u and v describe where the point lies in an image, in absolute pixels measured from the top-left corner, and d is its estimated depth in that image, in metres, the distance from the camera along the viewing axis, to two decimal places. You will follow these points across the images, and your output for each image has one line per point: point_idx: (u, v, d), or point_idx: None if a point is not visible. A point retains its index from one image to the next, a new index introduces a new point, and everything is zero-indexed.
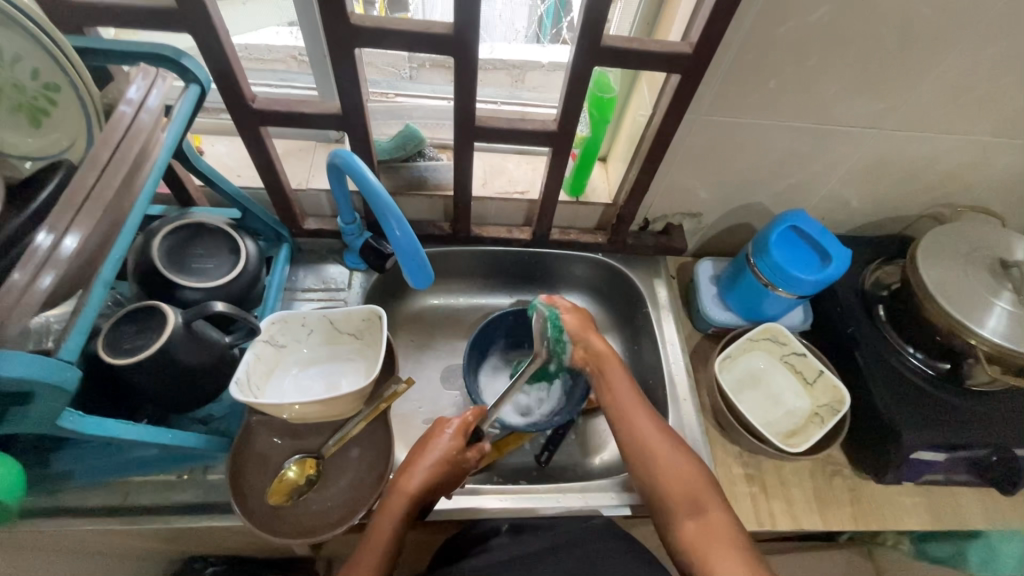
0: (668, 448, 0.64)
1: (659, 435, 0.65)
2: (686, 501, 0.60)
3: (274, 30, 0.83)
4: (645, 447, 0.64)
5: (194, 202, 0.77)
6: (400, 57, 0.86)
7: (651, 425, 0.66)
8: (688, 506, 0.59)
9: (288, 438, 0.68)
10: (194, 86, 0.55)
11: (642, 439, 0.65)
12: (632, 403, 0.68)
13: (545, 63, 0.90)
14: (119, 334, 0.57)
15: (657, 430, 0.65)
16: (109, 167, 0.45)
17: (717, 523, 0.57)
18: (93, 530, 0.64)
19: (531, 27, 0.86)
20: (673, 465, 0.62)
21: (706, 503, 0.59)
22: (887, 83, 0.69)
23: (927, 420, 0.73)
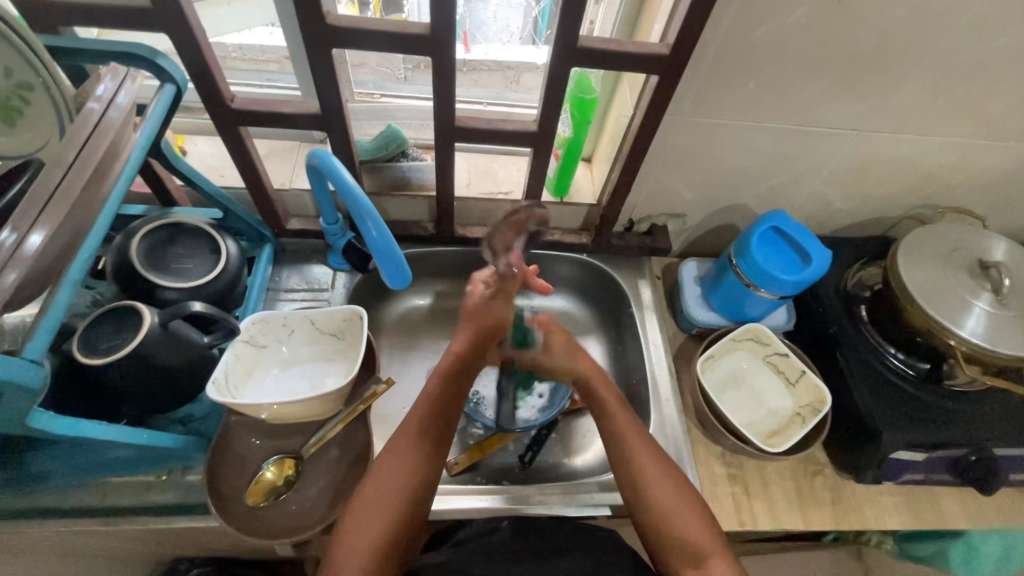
0: (676, 497, 0.62)
1: (664, 483, 0.63)
2: (688, 552, 0.59)
3: (267, 30, 0.83)
4: (650, 493, 0.62)
5: (174, 201, 0.77)
6: (395, 58, 0.85)
7: (656, 465, 0.64)
8: (690, 558, 0.59)
9: (267, 438, 0.68)
10: (171, 86, 0.55)
11: (648, 483, 0.63)
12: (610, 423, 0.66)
13: (539, 64, 0.90)
14: (96, 334, 0.57)
15: (661, 473, 0.64)
16: (76, 166, 0.45)
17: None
18: (70, 531, 0.63)
19: (526, 27, 0.87)
20: (681, 514, 0.61)
21: (710, 556, 0.58)
22: (865, 84, 0.69)
23: (906, 420, 0.73)
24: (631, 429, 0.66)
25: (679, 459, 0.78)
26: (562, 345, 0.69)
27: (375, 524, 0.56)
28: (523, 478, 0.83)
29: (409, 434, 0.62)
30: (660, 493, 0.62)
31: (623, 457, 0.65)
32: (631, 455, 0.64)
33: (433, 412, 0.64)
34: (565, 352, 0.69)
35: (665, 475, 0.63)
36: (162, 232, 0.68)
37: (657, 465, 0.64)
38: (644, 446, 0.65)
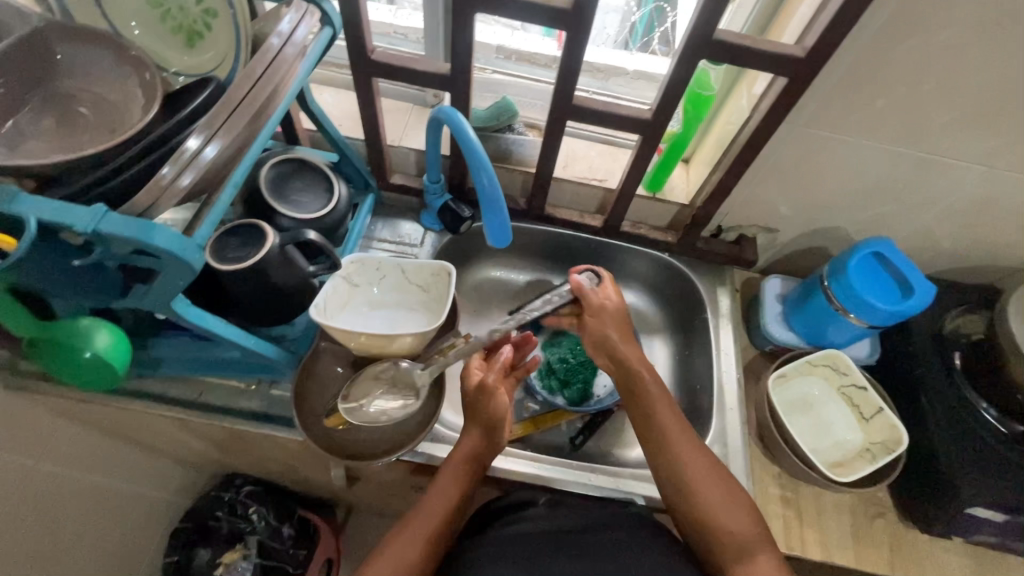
0: (722, 492, 0.62)
1: (711, 475, 0.63)
2: (732, 547, 0.59)
3: (373, 7, 0.89)
4: (697, 488, 0.63)
5: (298, 141, 0.83)
6: (487, 47, 0.89)
7: (700, 458, 0.64)
8: (735, 555, 0.59)
9: (349, 369, 0.73)
10: (328, 29, 0.59)
11: (696, 478, 0.63)
12: (670, 416, 0.67)
13: (630, 71, 0.90)
14: (226, 244, 0.63)
15: (706, 468, 0.64)
16: (258, 83, 0.50)
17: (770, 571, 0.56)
18: (169, 417, 0.70)
19: (621, 32, 0.89)
20: (724, 509, 0.61)
21: (755, 553, 0.58)
22: (1007, 118, 0.66)
23: (992, 479, 0.69)
24: (672, 419, 0.67)
25: (734, 470, 0.77)
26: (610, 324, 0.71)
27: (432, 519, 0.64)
28: (571, 459, 0.85)
29: (445, 490, 0.65)
30: (705, 485, 0.63)
31: (664, 447, 0.66)
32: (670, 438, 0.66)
33: (472, 427, 0.69)
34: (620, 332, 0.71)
35: (710, 467, 0.64)
36: (286, 166, 0.75)
37: (698, 454, 0.65)
38: (690, 443, 0.65)
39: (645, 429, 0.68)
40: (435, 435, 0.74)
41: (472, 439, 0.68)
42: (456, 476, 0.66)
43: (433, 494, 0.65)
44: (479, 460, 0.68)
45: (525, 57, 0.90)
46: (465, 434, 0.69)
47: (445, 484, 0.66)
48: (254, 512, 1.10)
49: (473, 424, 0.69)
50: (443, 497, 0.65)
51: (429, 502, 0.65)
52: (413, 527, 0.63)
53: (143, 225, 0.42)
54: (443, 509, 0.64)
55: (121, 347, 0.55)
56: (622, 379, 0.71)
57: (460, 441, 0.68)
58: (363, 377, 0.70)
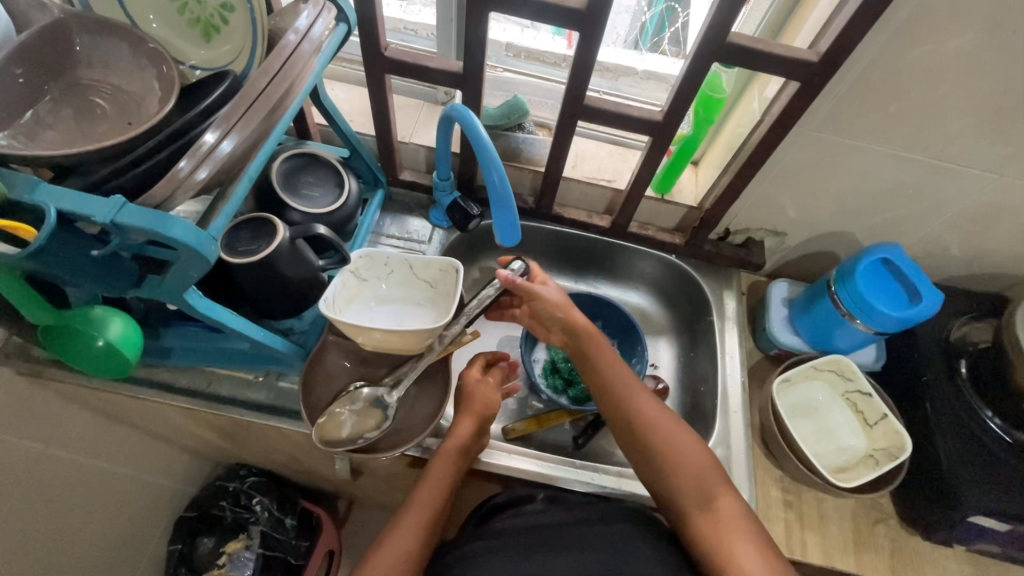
0: (679, 446, 0.65)
1: (672, 429, 0.67)
2: (694, 493, 0.63)
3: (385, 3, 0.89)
4: (660, 442, 0.66)
5: (310, 135, 0.84)
6: (497, 45, 0.89)
7: (657, 415, 0.67)
8: (697, 500, 0.63)
9: (356, 364, 0.73)
10: (343, 25, 0.59)
11: (659, 434, 0.66)
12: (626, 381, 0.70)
13: (639, 70, 0.90)
14: (237, 237, 0.64)
15: (663, 423, 0.67)
16: (275, 78, 0.50)
17: (728, 509, 0.61)
18: (178, 406, 0.71)
19: (632, 32, 0.89)
20: (681, 461, 0.65)
21: (715, 495, 0.62)
22: (1022, 126, 0.65)
23: (995, 488, 0.69)
24: (629, 381, 0.70)
25: (737, 472, 0.77)
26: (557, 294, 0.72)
27: (423, 511, 0.64)
28: (573, 458, 0.85)
29: (434, 482, 0.66)
30: (667, 440, 0.66)
31: (623, 410, 0.68)
32: (628, 398, 0.68)
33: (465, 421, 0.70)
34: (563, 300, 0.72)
35: (671, 423, 0.67)
36: (297, 161, 0.75)
37: (656, 411, 0.68)
38: (650, 403, 0.68)
39: (602, 393, 0.70)
40: (439, 430, 0.75)
41: (462, 430, 0.70)
42: (445, 469, 0.67)
43: (423, 488, 0.66)
44: (465, 453, 0.69)
45: (537, 54, 0.90)
46: (456, 428, 0.70)
47: (437, 476, 0.67)
48: (257, 503, 1.10)
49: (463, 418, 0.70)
50: (432, 490, 0.66)
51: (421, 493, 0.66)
52: (404, 522, 0.64)
53: (159, 217, 0.42)
54: (431, 502, 0.65)
55: (133, 336, 0.56)
56: (576, 348, 0.72)
57: (449, 434, 0.70)
58: (341, 399, 0.69)
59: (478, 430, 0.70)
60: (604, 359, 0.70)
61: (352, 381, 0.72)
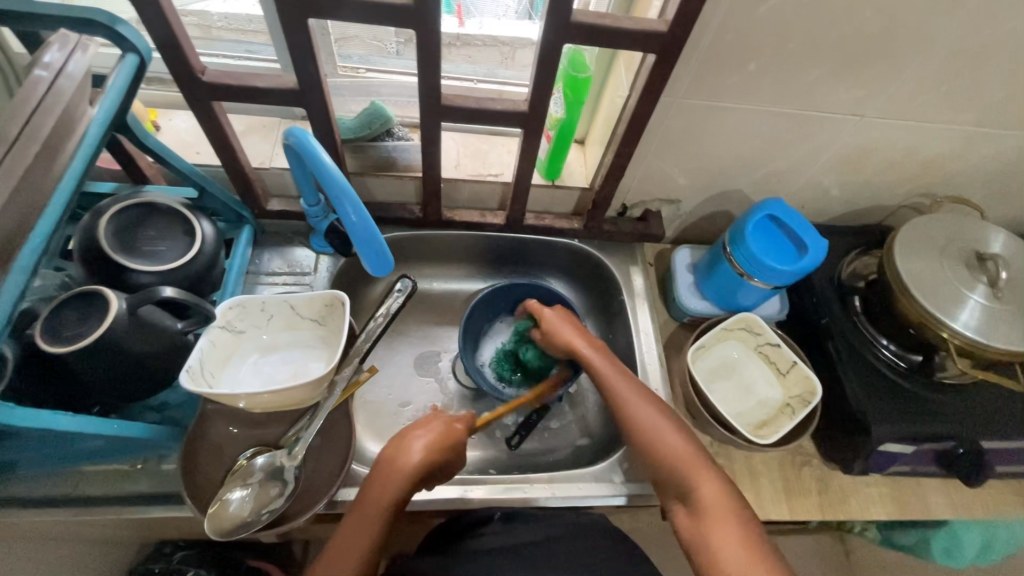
0: (673, 441, 0.61)
1: (656, 423, 0.62)
2: (676, 485, 0.60)
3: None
4: (643, 438, 0.62)
5: (147, 179, 0.74)
6: (386, 32, 0.79)
7: (649, 409, 0.64)
8: (679, 491, 0.59)
9: (245, 427, 0.66)
10: (132, 56, 0.52)
11: (644, 429, 0.63)
12: (624, 384, 0.66)
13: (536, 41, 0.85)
14: (59, 321, 0.54)
15: (653, 417, 0.63)
16: (18, 143, 0.43)
17: (709, 498, 0.57)
18: (40, 521, 0.62)
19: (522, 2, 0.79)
20: (672, 457, 0.60)
21: (695, 483, 0.58)
22: (871, 67, 0.66)
23: (897, 413, 0.73)
24: (619, 383, 0.66)
25: None
26: (555, 326, 0.74)
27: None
28: (510, 465, 0.81)
29: (356, 535, 0.55)
30: (653, 436, 0.62)
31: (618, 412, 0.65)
32: (618, 400, 0.65)
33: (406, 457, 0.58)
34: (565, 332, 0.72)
35: (656, 417, 0.63)
36: (132, 212, 0.65)
37: (642, 407, 0.64)
38: (633, 401, 0.64)
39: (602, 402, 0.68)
40: (354, 476, 0.69)
41: (390, 478, 0.57)
42: (370, 522, 0.56)
43: (339, 549, 0.55)
44: (397, 501, 0.57)
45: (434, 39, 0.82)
46: (389, 462, 0.58)
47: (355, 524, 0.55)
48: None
49: (395, 461, 0.58)
50: (351, 549, 0.54)
51: (336, 548, 0.55)
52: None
53: None
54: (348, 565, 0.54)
55: None
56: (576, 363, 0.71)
57: (376, 482, 0.57)
58: (231, 477, 0.62)
59: (418, 474, 0.58)
60: (601, 368, 0.68)
61: (242, 452, 0.65)
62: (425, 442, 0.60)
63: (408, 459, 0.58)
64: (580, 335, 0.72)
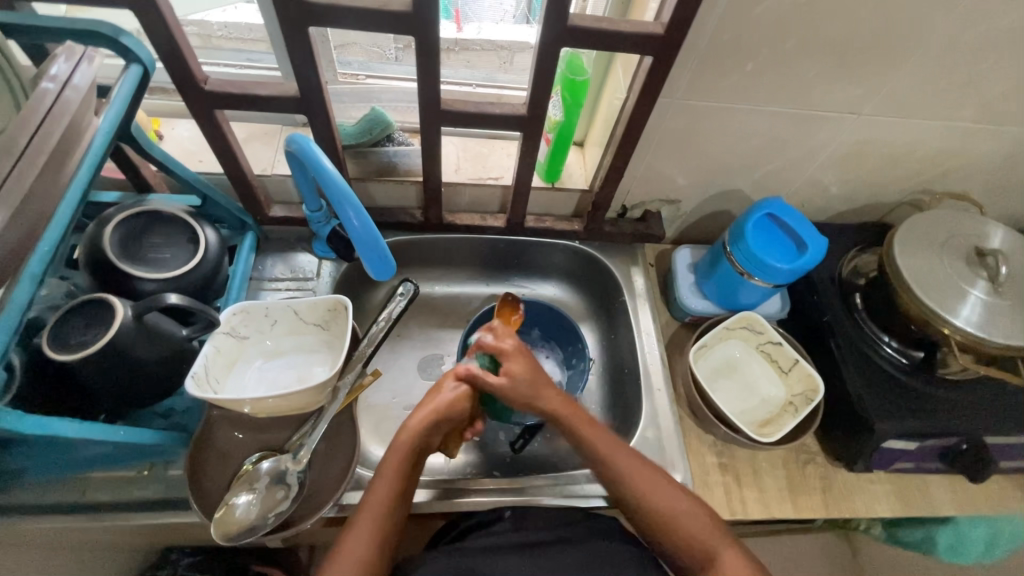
0: (685, 513, 0.61)
1: (664, 498, 0.62)
2: (695, 552, 0.60)
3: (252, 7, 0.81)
4: (655, 510, 0.62)
5: (151, 188, 0.74)
6: (385, 37, 0.83)
7: (653, 481, 0.63)
8: (698, 559, 0.60)
9: (251, 432, 0.67)
10: (136, 66, 0.52)
11: (652, 502, 0.62)
12: (621, 455, 0.64)
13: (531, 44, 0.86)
14: (67, 329, 0.55)
15: (660, 489, 0.62)
16: (28, 154, 0.43)
17: (734, 568, 0.58)
18: (49, 528, 0.62)
19: (519, 6, 0.82)
20: (685, 525, 0.61)
21: (719, 555, 0.59)
22: (867, 65, 0.67)
23: (900, 409, 0.72)
24: (619, 454, 0.64)
25: (670, 448, 0.77)
26: (523, 383, 0.64)
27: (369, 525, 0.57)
28: (514, 466, 0.82)
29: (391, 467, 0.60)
30: (664, 509, 0.61)
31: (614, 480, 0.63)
32: (619, 473, 0.63)
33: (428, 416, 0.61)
34: (530, 392, 0.64)
35: (670, 492, 0.62)
36: (137, 220, 0.65)
37: (650, 478, 0.63)
38: (643, 475, 0.62)
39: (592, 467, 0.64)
40: (358, 480, 0.69)
41: (420, 416, 0.61)
42: (403, 458, 0.60)
43: (377, 481, 0.59)
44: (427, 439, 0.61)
45: None
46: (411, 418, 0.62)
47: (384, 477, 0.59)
48: None
49: (425, 405, 0.62)
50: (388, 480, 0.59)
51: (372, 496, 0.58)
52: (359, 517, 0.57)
53: None
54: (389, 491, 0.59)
55: None
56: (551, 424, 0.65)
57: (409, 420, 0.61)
58: (239, 481, 0.63)
59: (444, 416, 0.62)
60: (593, 437, 0.64)
61: (248, 456, 0.66)
62: (450, 390, 0.64)
63: (435, 402, 0.62)
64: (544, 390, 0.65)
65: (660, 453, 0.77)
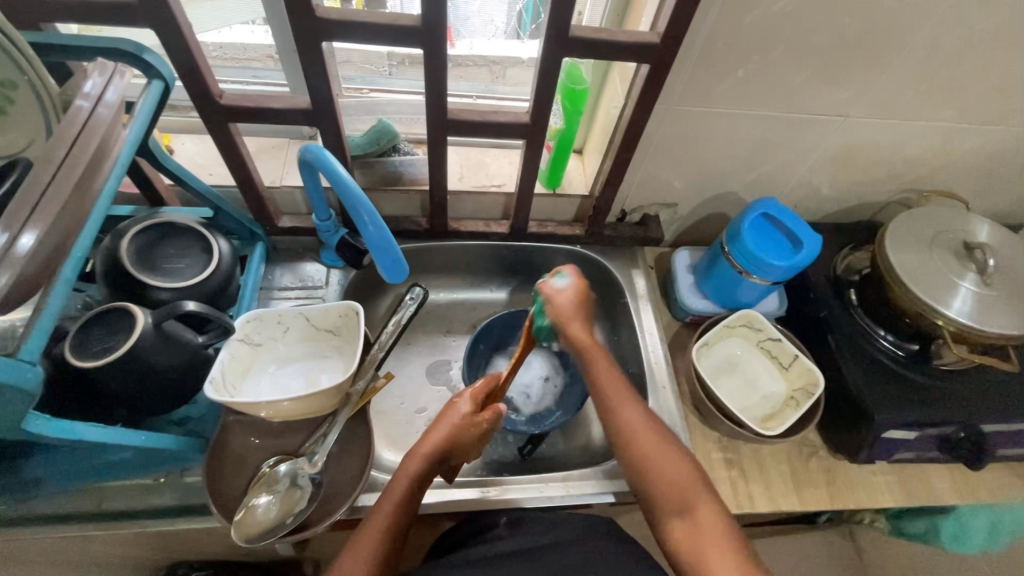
0: (654, 446, 0.61)
1: (644, 439, 0.61)
2: (673, 501, 0.58)
3: (248, 29, 0.82)
4: (630, 442, 0.61)
5: (163, 201, 0.76)
6: (379, 55, 0.86)
7: (639, 418, 0.62)
8: (676, 505, 0.58)
9: (266, 437, 0.68)
10: (158, 81, 0.56)
11: (625, 427, 0.62)
12: (622, 396, 0.63)
13: (524, 58, 0.89)
14: (88, 337, 0.56)
15: (642, 425, 0.62)
16: (66, 163, 0.45)
17: (709, 522, 0.56)
18: (69, 537, 0.63)
19: (510, 22, 0.84)
20: (661, 462, 0.59)
21: (695, 504, 0.57)
22: (853, 70, 0.70)
23: (898, 401, 0.74)
24: (620, 392, 0.64)
25: (677, 446, 0.79)
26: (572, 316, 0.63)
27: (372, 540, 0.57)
28: (523, 468, 0.83)
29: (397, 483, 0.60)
30: (639, 446, 0.61)
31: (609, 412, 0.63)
32: (615, 411, 0.63)
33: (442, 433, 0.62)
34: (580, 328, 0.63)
35: (661, 442, 0.61)
36: (153, 231, 0.67)
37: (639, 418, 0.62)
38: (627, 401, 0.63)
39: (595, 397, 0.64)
40: (373, 483, 0.70)
41: (433, 436, 0.62)
42: (419, 468, 0.61)
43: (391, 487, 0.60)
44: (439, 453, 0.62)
45: (415, 62, 0.88)
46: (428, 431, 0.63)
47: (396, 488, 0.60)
48: None
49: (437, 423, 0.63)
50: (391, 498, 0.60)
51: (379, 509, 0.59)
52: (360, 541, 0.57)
53: None
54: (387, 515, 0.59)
55: None
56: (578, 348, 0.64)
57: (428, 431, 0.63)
58: (257, 483, 0.64)
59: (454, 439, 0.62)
60: (602, 372, 0.64)
61: (265, 460, 0.67)
62: (457, 419, 0.62)
63: (444, 426, 0.62)
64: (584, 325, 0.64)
65: None
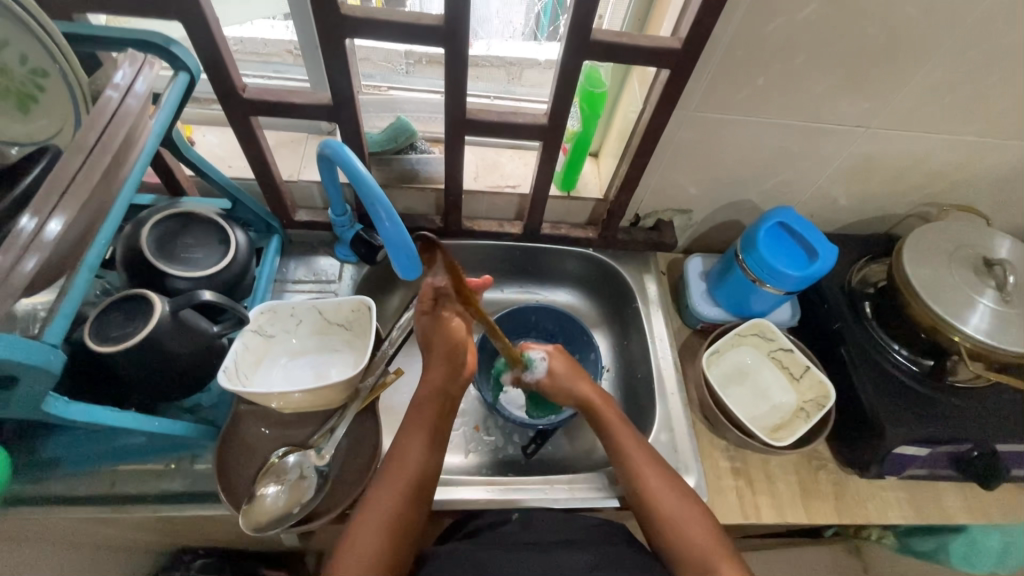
0: (680, 509, 0.63)
1: (668, 498, 0.64)
2: (697, 562, 0.60)
3: (269, 24, 0.83)
4: (654, 503, 0.64)
5: (183, 191, 0.77)
6: (398, 53, 0.87)
7: (661, 478, 0.66)
8: (699, 568, 0.59)
9: (277, 428, 0.69)
10: (183, 74, 0.57)
11: (647, 487, 0.65)
12: (644, 461, 0.67)
13: (542, 60, 0.89)
14: (107, 322, 0.57)
15: (665, 482, 0.65)
16: (95, 151, 0.46)
17: None
18: (80, 518, 0.64)
19: (528, 24, 0.85)
20: (687, 524, 0.62)
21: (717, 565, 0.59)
22: (876, 80, 0.69)
23: (912, 416, 0.73)
24: (637, 448, 0.68)
25: (684, 452, 0.79)
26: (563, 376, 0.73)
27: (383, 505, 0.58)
28: (528, 468, 0.83)
29: (408, 456, 0.62)
30: (662, 507, 0.64)
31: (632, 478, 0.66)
32: (639, 477, 0.66)
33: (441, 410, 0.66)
34: (571, 382, 0.73)
35: (682, 501, 0.64)
36: (173, 221, 0.68)
37: (663, 481, 0.65)
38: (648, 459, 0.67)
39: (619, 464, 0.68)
40: None
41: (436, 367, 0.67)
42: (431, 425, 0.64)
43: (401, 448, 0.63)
44: (437, 426, 0.65)
45: (432, 61, 0.89)
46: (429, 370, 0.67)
47: (409, 449, 0.62)
48: None
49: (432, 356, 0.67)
50: (409, 464, 0.61)
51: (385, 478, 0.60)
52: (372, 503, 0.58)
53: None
54: (399, 486, 0.59)
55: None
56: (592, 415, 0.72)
57: (412, 410, 0.66)
58: (265, 473, 0.64)
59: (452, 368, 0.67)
60: (620, 434, 0.69)
61: (273, 450, 0.67)
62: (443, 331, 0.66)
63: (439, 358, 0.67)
64: (581, 381, 0.73)
65: (674, 456, 0.78)
